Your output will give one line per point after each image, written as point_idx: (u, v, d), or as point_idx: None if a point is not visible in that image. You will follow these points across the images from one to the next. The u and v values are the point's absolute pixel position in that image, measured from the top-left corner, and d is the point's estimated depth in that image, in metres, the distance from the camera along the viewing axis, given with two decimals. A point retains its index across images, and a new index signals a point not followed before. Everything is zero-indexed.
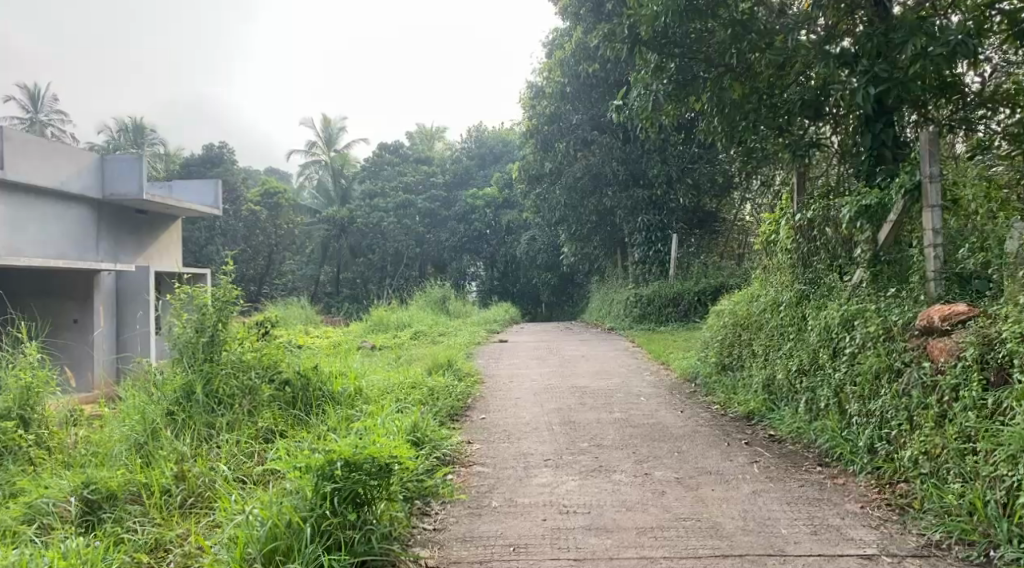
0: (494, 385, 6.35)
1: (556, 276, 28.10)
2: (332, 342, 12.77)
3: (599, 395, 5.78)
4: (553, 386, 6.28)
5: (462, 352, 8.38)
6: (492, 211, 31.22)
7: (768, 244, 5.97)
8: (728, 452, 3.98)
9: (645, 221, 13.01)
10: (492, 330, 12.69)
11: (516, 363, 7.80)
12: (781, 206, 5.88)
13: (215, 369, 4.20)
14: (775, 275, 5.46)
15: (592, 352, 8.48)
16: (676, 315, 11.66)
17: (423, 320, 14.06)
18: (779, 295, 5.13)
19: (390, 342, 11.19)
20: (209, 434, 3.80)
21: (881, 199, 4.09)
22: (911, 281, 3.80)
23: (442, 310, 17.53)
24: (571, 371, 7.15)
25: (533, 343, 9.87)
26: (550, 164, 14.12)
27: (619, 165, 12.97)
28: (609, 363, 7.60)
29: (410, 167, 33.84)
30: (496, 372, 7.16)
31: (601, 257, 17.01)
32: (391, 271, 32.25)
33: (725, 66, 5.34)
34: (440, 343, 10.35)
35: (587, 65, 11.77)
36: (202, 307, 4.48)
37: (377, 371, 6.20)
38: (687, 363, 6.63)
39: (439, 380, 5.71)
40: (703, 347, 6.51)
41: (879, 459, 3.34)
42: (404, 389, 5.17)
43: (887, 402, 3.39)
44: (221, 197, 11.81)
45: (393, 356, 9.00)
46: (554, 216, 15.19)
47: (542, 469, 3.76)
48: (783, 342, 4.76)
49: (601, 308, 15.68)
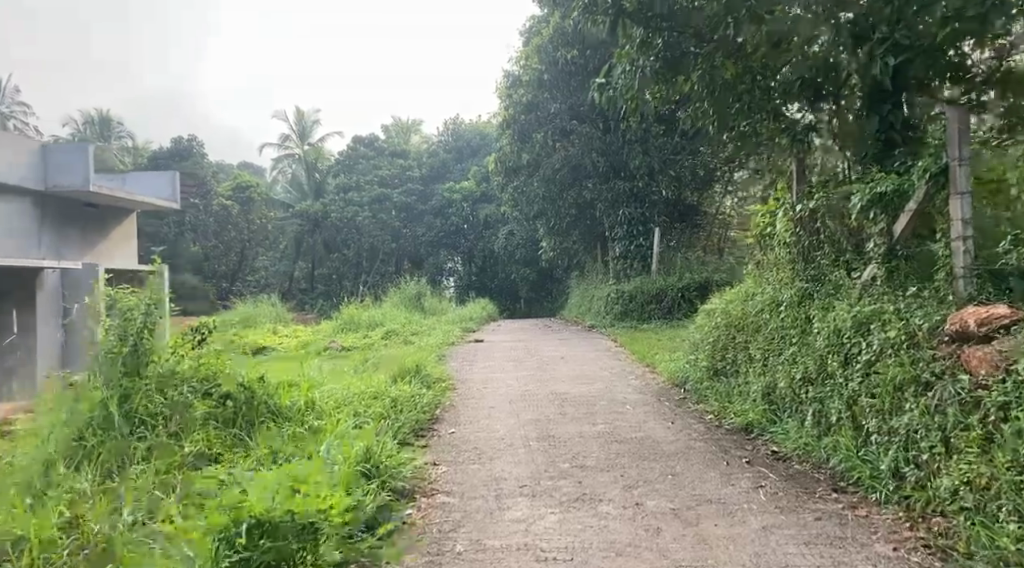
0: (466, 392, 5.83)
1: (535, 271, 27.69)
2: (300, 343, 12.15)
3: (581, 404, 5.29)
4: (530, 393, 5.78)
5: (434, 355, 7.84)
6: (470, 205, 30.68)
7: (762, 237, 5.52)
8: (729, 474, 3.50)
9: (626, 214, 12.58)
10: (468, 329, 12.17)
11: (490, 366, 7.27)
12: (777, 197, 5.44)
13: (137, 383, 3.60)
14: (772, 271, 5.00)
15: (572, 354, 7.98)
16: (659, 311, 11.24)
17: (396, 318, 13.49)
18: (779, 294, 4.67)
19: (359, 343, 10.60)
20: (125, 464, 3.23)
21: (899, 184, 3.63)
22: (936, 278, 3.36)
23: (417, 308, 16.96)
24: (550, 375, 6.64)
25: (511, 343, 9.34)
26: (527, 156, 13.60)
27: (599, 157, 12.48)
28: (590, 365, 7.12)
29: (386, 160, 33.14)
30: (470, 377, 6.64)
31: (580, 252, 16.56)
32: (367, 267, 31.57)
33: (718, 42, 4.83)
34: (412, 344, 9.81)
35: (566, 50, 11.58)
36: (126, 312, 3.76)
37: (337, 379, 5.64)
38: (676, 367, 6.16)
39: (404, 389, 5.17)
40: (692, 350, 6.05)
41: (908, 486, 2.88)
42: (364, 401, 4.63)
43: (915, 420, 2.92)
44: (180, 190, 11.07)
45: (360, 359, 8.43)
46: (533, 210, 14.69)
47: (516, 499, 3.23)
48: (785, 347, 4.30)
49: (581, 304, 15.23)
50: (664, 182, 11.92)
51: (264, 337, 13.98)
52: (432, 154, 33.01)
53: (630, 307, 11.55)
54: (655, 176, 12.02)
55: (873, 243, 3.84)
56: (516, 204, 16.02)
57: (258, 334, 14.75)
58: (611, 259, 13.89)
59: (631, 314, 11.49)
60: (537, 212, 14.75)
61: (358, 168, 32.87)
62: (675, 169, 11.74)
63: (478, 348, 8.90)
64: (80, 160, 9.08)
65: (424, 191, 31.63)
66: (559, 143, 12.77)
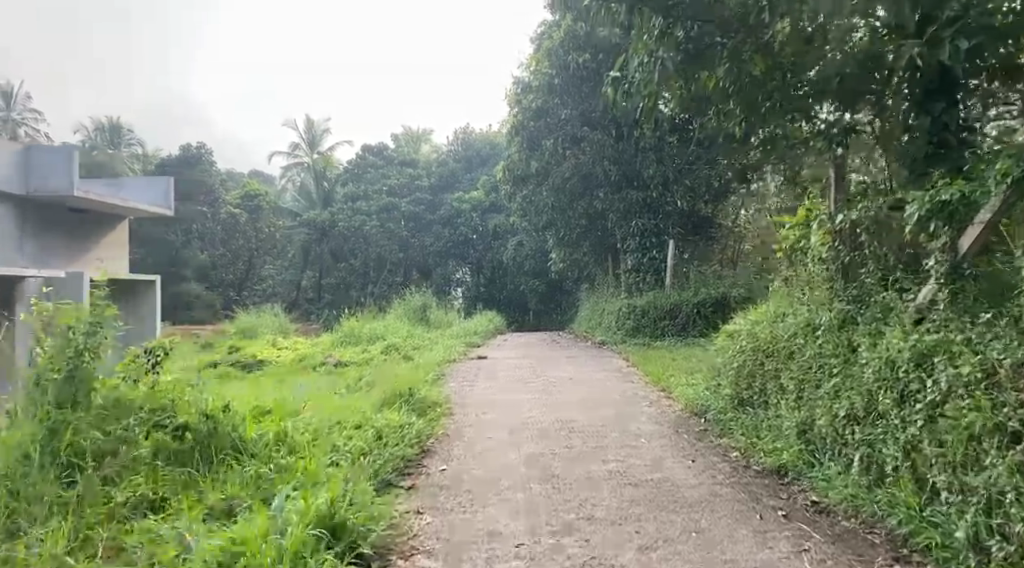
0: (464, 419, 5.31)
1: (544, 283, 27.20)
2: (298, 357, 11.67)
3: (590, 436, 4.74)
4: (534, 421, 5.24)
5: (434, 375, 7.32)
6: (479, 215, 30.25)
7: (793, 252, 4.98)
8: (764, 534, 2.95)
9: (640, 225, 12.12)
10: (472, 343, 11.67)
11: (492, 388, 6.75)
12: (811, 207, 4.91)
13: (69, 415, 3.11)
14: (805, 290, 4.46)
15: (580, 375, 7.44)
16: (673, 328, 10.69)
17: (397, 331, 13.01)
18: (815, 316, 4.12)
19: (359, 358, 10.11)
20: (40, 519, 2.78)
21: (967, 191, 3.05)
22: (1016, 302, 2.78)
23: (422, 320, 16.50)
24: (557, 400, 6.11)
25: (516, 361, 8.81)
26: (536, 164, 13.13)
27: (611, 165, 11.95)
28: (600, 388, 6.58)
29: (395, 169, 32.82)
30: (469, 401, 6.12)
31: (591, 264, 16.05)
32: (374, 277, 31.17)
33: (746, 31, 4.28)
34: (413, 361, 9.30)
35: (576, 54, 11.14)
36: (63, 331, 3.25)
37: (320, 405, 5.13)
38: (695, 394, 5.61)
39: (393, 417, 4.66)
40: (714, 376, 5.51)
41: (995, 562, 2.33)
42: (343, 434, 4.11)
43: (999, 477, 2.34)
44: (174, 196, 10.64)
45: (356, 376, 7.94)
46: (542, 220, 14.20)
47: (511, 564, 2.68)
48: (823, 378, 3.75)
49: (590, 318, 14.70)
50: (678, 192, 11.41)
51: (263, 350, 13.54)
52: (442, 163, 32.67)
53: (642, 323, 11.02)
54: (670, 187, 11.48)
55: (934, 260, 3.30)
56: (525, 214, 15.54)
57: (257, 346, 14.31)
58: (622, 272, 13.37)
59: (644, 330, 10.94)
60: (546, 222, 14.26)
61: (367, 177, 32.55)
62: (690, 179, 11.23)
63: (481, 366, 8.38)
64: (65, 161, 8.65)
65: (433, 201, 31.26)
66: (569, 151, 12.29)
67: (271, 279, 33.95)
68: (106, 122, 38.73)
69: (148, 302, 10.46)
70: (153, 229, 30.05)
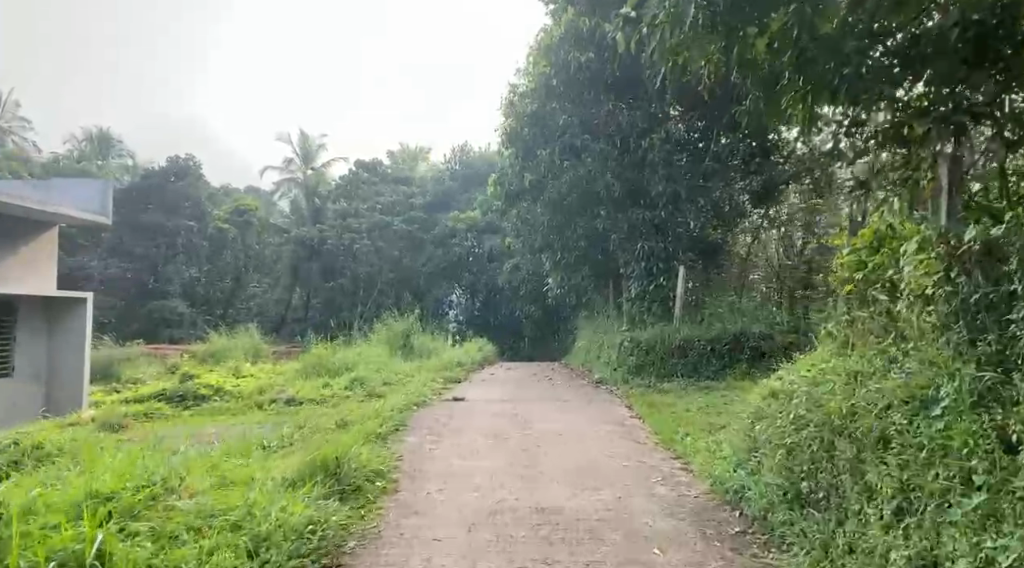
0: (412, 503, 3.88)
1: (540, 308, 25.91)
2: (255, 390, 10.24)
3: (580, 541, 3.31)
4: (505, 508, 3.81)
5: (390, 427, 5.89)
6: (474, 235, 28.88)
7: (873, 285, 3.66)
8: None
9: (645, 248, 10.56)
10: (452, 376, 10.25)
11: (459, 449, 5.31)
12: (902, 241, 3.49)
13: None
14: (913, 352, 3.09)
15: (572, 430, 6.02)
16: (683, 367, 9.31)
17: (370, 361, 11.61)
18: (937, 393, 2.75)
19: (319, 396, 8.69)
20: None
21: None
22: None
23: (403, 346, 15.11)
24: (539, 470, 4.70)
25: (496, 406, 7.39)
26: (532, 178, 11.82)
27: (614, 179, 10.53)
28: (596, 453, 5.16)
29: (389, 187, 31.59)
30: (425, 470, 4.70)
31: (590, 290, 14.68)
32: (363, 297, 29.81)
33: None
34: (376, 401, 7.87)
35: (579, 55, 10.17)
36: None
37: (205, 485, 3.67)
38: (725, 472, 4.21)
39: (296, 512, 3.20)
40: (751, 450, 4.10)
41: None
42: (195, 554, 2.65)
43: None
44: (113, 204, 9.22)
45: (300, 425, 6.50)
46: (537, 240, 12.89)
47: None
48: (958, 490, 2.31)
49: (588, 351, 13.31)
50: (692, 215, 10.13)
51: (222, 379, 12.13)
52: (439, 181, 31.43)
53: (648, 361, 9.59)
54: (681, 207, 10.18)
55: None
56: (519, 234, 14.22)
57: (215, 373, 12.87)
58: (624, 300, 11.99)
59: (650, 369, 9.51)
60: (542, 242, 12.91)
61: (360, 194, 31.51)
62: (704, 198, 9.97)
63: (454, 413, 6.95)
64: None
65: (428, 220, 30.01)
66: (568, 163, 10.98)
67: (257, 298, 32.59)
68: (95, 131, 37.70)
69: (80, 325, 9.05)
70: (135, 242, 28.83)
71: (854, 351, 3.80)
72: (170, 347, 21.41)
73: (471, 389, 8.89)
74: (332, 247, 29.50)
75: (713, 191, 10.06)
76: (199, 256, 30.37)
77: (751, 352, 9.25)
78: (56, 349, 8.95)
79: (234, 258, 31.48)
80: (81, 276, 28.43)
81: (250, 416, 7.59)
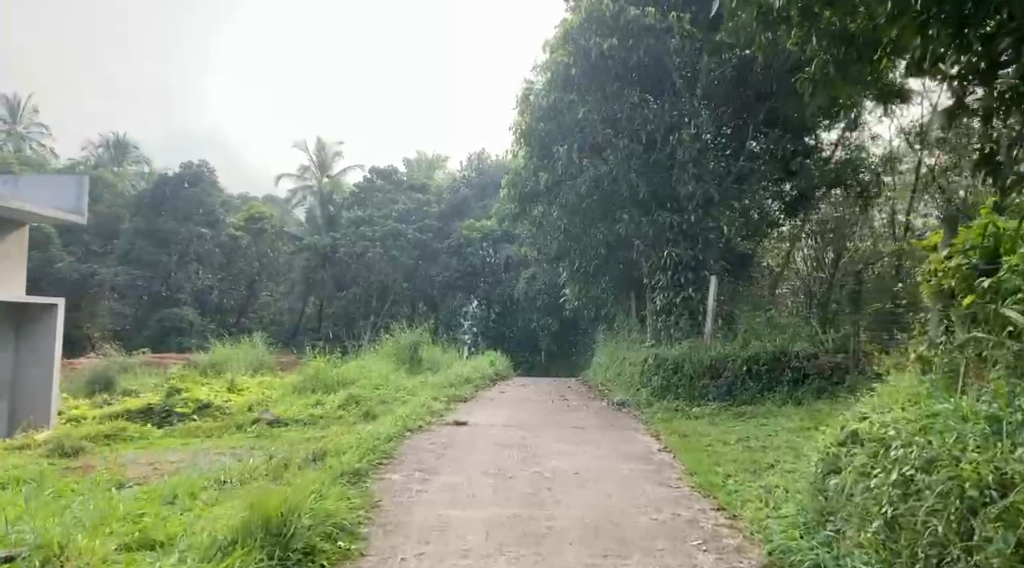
0: None
1: (558, 320, 25.01)
2: (244, 408, 9.39)
3: None
4: None
5: (370, 461, 4.97)
6: (490, 244, 28.02)
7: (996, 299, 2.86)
8: None
9: (672, 255, 9.59)
10: (458, 394, 9.33)
11: (451, 492, 4.37)
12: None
13: None
14: None
15: (590, 468, 5.05)
16: (716, 391, 8.34)
17: (372, 377, 10.75)
18: None
19: (307, 417, 7.80)
20: None
21: None
22: None
23: (410, 360, 14.25)
24: (548, 526, 3.72)
25: (502, 434, 6.42)
26: (549, 179, 10.91)
27: (639, 178, 9.56)
28: (619, 502, 4.18)
29: (404, 194, 30.89)
30: (407, 522, 3.74)
31: (611, 302, 13.71)
32: (377, 307, 29.08)
33: None
34: (367, 425, 6.95)
35: (602, 41, 9.29)
36: None
37: (99, 552, 2.75)
38: (788, 539, 3.25)
39: None
40: (827, 518, 3.13)
41: None
42: None
43: None
44: (89, 198, 8.39)
45: (272, 454, 5.61)
46: (553, 246, 11.98)
47: None
48: None
49: (609, 368, 12.33)
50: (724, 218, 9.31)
51: (213, 392, 11.31)
52: (455, 189, 30.64)
53: (675, 381, 8.64)
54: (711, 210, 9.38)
55: None
56: (534, 241, 13.28)
57: (208, 387, 12.07)
58: (648, 313, 10.99)
59: (677, 391, 8.55)
60: (560, 248, 11.98)
61: (374, 202, 30.92)
62: None
63: (452, 442, 6.00)
64: None
65: (443, 228, 29.24)
66: (586, 162, 10.06)
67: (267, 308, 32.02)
68: (112, 137, 37.53)
69: (50, 329, 8.25)
70: (147, 248, 28.42)
71: (978, 390, 2.79)
72: (175, 355, 20.85)
73: (476, 411, 7.95)
74: (345, 255, 28.82)
75: (742, 189, 9.41)
76: (213, 263, 30.11)
77: (793, 374, 8.24)
78: (25, 359, 8.19)
79: (248, 265, 31.30)
80: (92, 282, 28.00)
81: (225, 440, 6.73)
